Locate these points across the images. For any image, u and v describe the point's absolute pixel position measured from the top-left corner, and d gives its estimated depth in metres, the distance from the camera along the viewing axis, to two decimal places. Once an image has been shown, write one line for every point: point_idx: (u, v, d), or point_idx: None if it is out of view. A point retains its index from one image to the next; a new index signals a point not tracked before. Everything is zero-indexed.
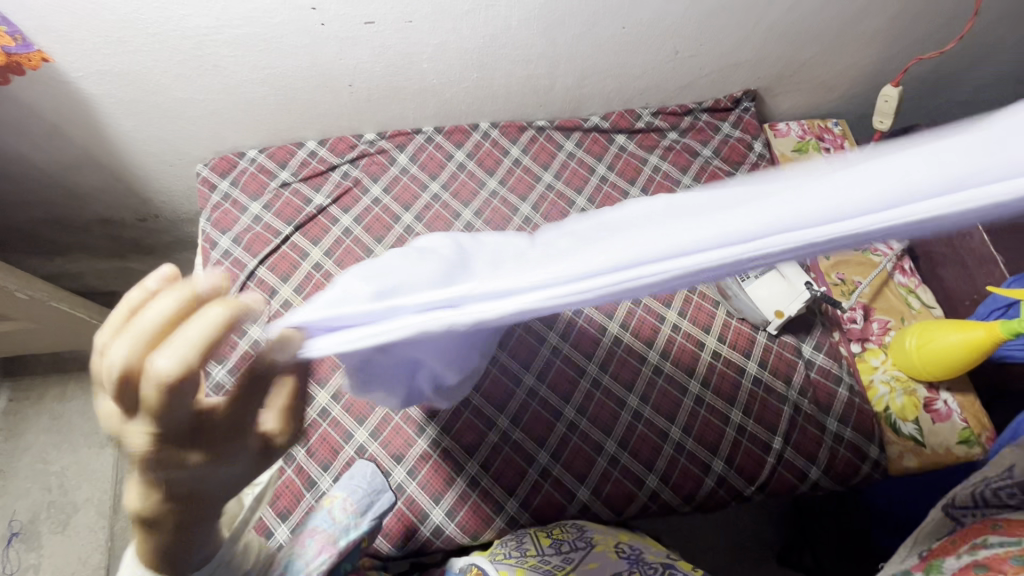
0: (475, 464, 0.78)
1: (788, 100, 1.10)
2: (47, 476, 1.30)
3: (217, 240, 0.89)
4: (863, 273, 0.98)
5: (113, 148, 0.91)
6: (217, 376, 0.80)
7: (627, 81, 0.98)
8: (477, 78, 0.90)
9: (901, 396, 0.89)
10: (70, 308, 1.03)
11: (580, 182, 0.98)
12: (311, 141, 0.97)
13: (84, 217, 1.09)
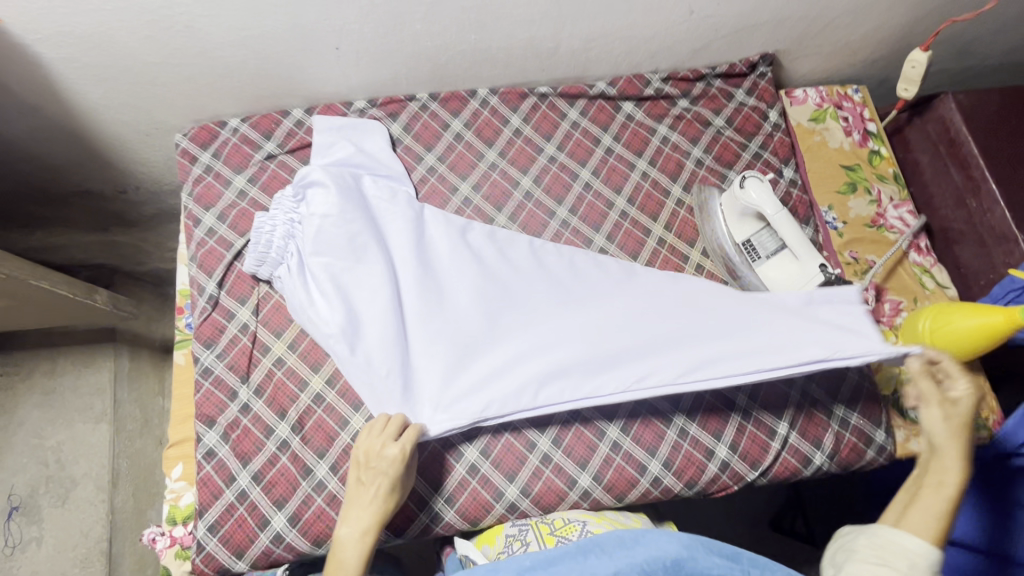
0: (475, 451, 0.77)
1: (807, 65, 1.03)
2: (43, 451, 1.29)
3: (200, 217, 0.85)
4: (876, 252, 0.94)
5: (82, 116, 0.84)
6: (207, 361, 0.78)
7: (635, 44, 0.90)
8: (475, 40, 0.83)
9: (909, 379, 0.87)
10: (51, 286, 0.99)
11: (584, 155, 0.93)
12: (297, 109, 0.90)
13: (61, 189, 1.04)
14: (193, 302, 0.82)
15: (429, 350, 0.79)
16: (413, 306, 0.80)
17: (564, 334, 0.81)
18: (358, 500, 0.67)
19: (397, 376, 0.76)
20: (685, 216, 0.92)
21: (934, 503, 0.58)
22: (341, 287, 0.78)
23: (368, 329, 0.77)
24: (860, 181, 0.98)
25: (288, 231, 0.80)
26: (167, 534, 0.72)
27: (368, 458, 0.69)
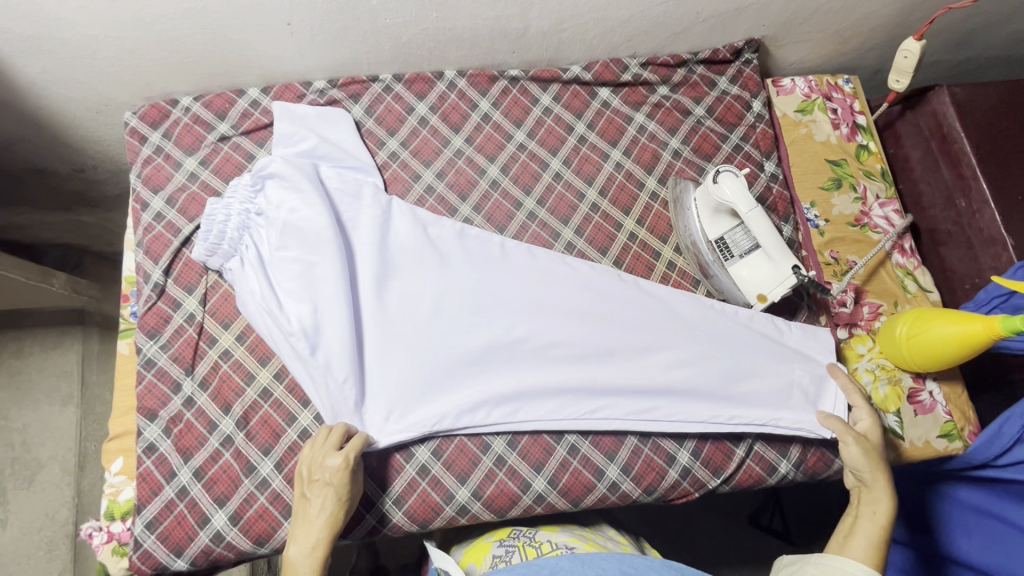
0: (426, 452, 0.75)
1: (796, 52, 0.97)
2: (9, 432, 1.27)
3: (149, 200, 0.81)
4: (858, 252, 0.90)
5: (23, 91, 0.80)
6: (150, 352, 0.75)
7: (611, 27, 0.85)
8: (437, 19, 0.78)
9: (884, 386, 0.84)
10: (1, 268, 0.96)
11: (556, 143, 0.89)
12: (253, 88, 0.86)
13: (14, 167, 1.00)
14: (139, 289, 0.79)
15: (388, 353, 0.76)
16: (374, 308, 0.77)
17: (525, 345, 0.79)
18: (309, 518, 0.65)
19: (354, 382, 0.73)
20: (659, 210, 0.88)
21: (873, 534, 0.64)
22: (296, 286, 0.74)
23: (325, 333, 0.73)
24: (845, 177, 0.93)
25: (243, 222, 0.75)
26: (104, 529, 0.70)
27: (312, 472, 0.66)
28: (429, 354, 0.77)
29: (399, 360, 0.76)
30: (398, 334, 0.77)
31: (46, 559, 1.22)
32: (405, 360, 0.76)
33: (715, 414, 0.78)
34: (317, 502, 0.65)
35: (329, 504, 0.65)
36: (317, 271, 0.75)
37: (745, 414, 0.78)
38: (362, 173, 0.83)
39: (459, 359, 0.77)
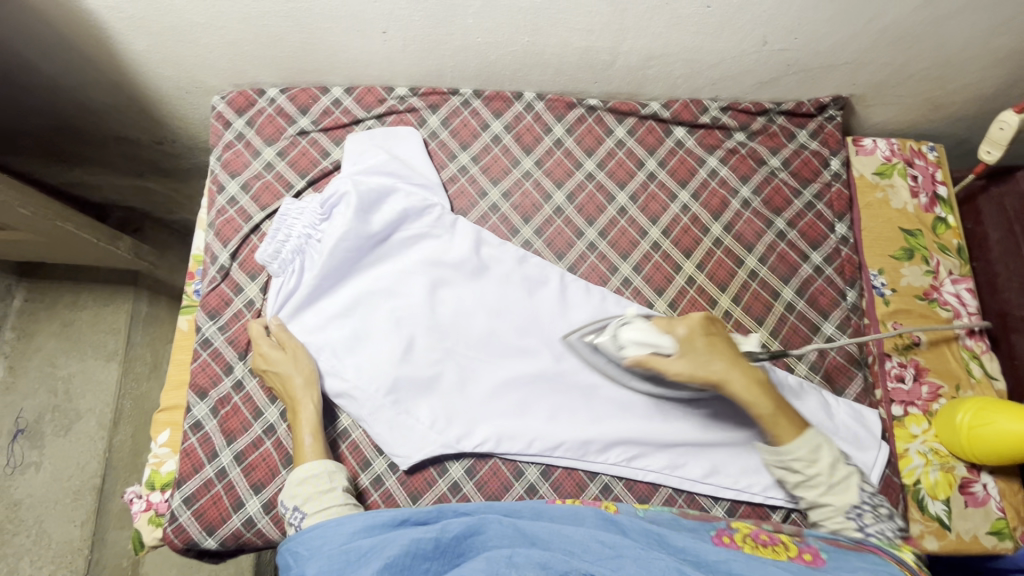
0: (460, 469, 0.75)
1: (882, 114, 0.94)
2: (54, 380, 1.32)
3: (225, 183, 0.84)
4: (923, 328, 0.87)
5: (125, 64, 0.83)
6: (208, 332, 0.77)
7: (698, 69, 0.84)
8: (527, 43, 0.78)
9: (935, 472, 0.80)
10: (76, 228, 1.01)
11: (625, 176, 0.89)
12: (337, 87, 0.87)
13: (100, 132, 1.04)
14: (205, 269, 0.81)
15: (428, 386, 0.76)
16: (414, 343, 0.78)
17: (571, 380, 0.79)
18: (297, 396, 0.72)
19: (396, 405, 0.75)
20: (721, 258, 0.87)
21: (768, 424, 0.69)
22: (341, 318, 0.77)
23: (363, 370, 0.76)
24: (919, 248, 0.90)
25: (301, 245, 0.77)
26: (143, 498, 0.72)
27: (264, 365, 0.73)
28: (477, 378, 0.78)
29: (444, 383, 0.77)
30: (449, 352, 0.78)
31: (71, 507, 1.27)
32: (453, 380, 0.77)
33: (752, 482, 0.77)
34: (288, 382, 0.72)
35: (304, 359, 0.73)
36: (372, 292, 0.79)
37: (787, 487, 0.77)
38: (429, 191, 0.85)
39: (506, 387, 0.78)
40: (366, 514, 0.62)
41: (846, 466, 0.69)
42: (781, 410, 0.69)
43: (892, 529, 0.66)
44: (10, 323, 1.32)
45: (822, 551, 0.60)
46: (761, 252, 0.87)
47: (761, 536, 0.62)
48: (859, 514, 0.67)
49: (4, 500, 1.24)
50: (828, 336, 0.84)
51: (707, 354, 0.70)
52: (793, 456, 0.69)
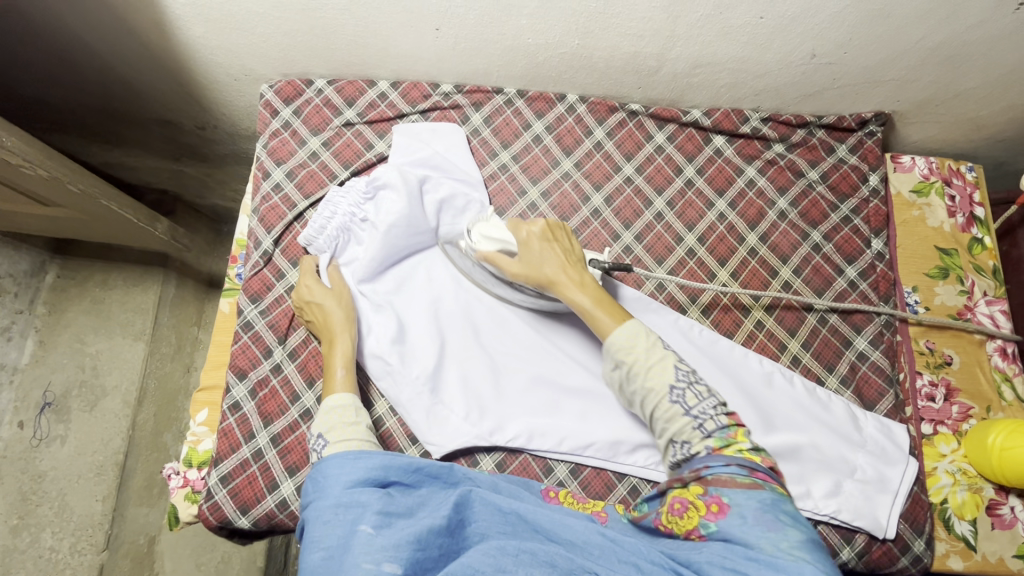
0: (490, 463, 0.76)
1: (922, 132, 0.94)
2: (82, 356, 1.34)
3: (270, 170, 0.85)
4: (956, 347, 0.87)
5: (180, 49, 0.85)
6: (249, 315, 0.79)
7: (744, 79, 0.84)
8: (576, 46, 0.79)
9: (962, 492, 0.80)
10: (119, 208, 1.03)
11: (663, 182, 0.89)
12: (383, 81, 0.89)
13: (146, 115, 1.06)
14: (248, 253, 0.83)
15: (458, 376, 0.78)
16: (445, 328, 0.80)
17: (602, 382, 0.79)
18: (333, 330, 0.73)
19: (434, 389, 0.77)
20: (755, 267, 0.87)
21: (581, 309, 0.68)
22: (382, 299, 0.79)
23: (398, 351, 0.77)
24: (954, 268, 0.90)
25: (346, 223, 0.80)
26: (181, 474, 0.74)
27: (309, 298, 0.75)
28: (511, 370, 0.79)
29: (480, 371, 0.79)
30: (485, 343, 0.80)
31: (94, 481, 1.29)
32: (488, 371, 0.79)
33: None
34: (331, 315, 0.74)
35: (345, 298, 0.75)
36: (415, 278, 0.82)
37: (816, 504, 0.76)
38: (470, 188, 0.86)
39: (538, 382, 0.79)
40: (382, 454, 0.61)
41: (665, 350, 0.64)
42: (598, 302, 0.67)
43: (713, 406, 0.60)
44: (41, 298, 1.34)
45: (726, 493, 0.55)
46: (796, 263, 0.87)
47: (672, 508, 0.59)
48: (682, 396, 0.61)
49: (28, 472, 1.26)
50: (860, 351, 0.84)
51: (542, 255, 0.71)
52: (614, 346, 0.64)
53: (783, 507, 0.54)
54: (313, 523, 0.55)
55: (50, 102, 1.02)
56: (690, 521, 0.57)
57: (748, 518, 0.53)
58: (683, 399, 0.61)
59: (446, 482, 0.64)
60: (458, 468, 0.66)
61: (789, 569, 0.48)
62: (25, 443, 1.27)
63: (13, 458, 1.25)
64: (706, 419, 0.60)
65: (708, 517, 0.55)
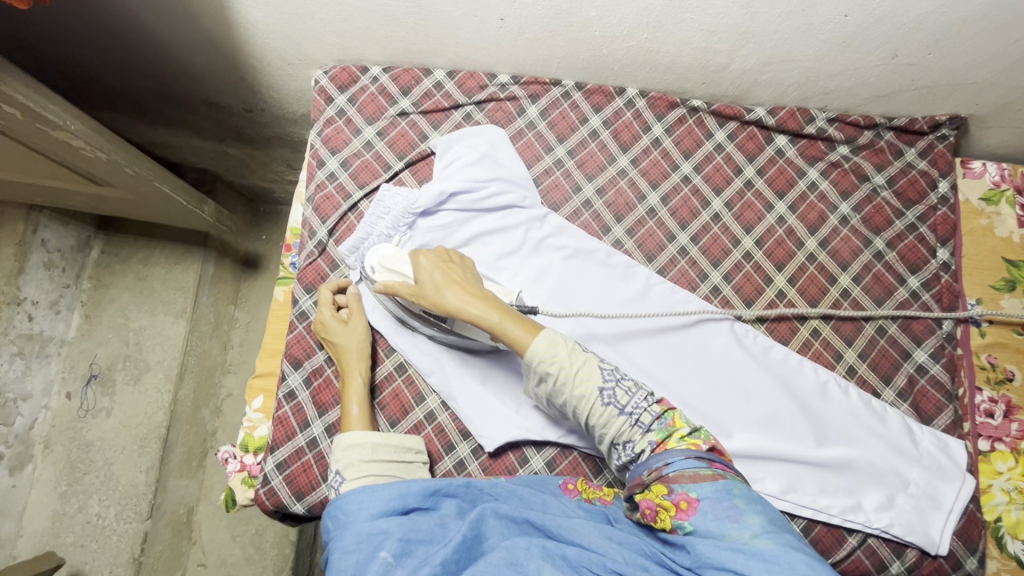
0: (540, 461, 0.76)
1: (996, 137, 0.90)
2: (126, 331, 1.38)
3: (325, 159, 0.85)
4: (1020, 363, 0.84)
5: (238, 33, 0.84)
6: (304, 305, 0.79)
7: (816, 77, 0.81)
8: (644, 40, 0.77)
9: (1018, 511, 0.79)
10: (169, 190, 1.04)
11: (721, 182, 0.87)
12: (439, 70, 0.87)
13: (196, 97, 1.06)
14: (301, 242, 0.83)
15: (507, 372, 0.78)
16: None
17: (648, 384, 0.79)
18: (349, 366, 0.74)
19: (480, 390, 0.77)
20: (813, 273, 0.85)
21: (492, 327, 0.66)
22: None
23: (445, 348, 0.78)
24: (1021, 281, 0.87)
25: (380, 245, 0.81)
26: (238, 459, 0.76)
27: (323, 331, 0.76)
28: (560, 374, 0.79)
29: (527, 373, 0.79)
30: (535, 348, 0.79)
31: (138, 453, 1.33)
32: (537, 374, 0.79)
33: (830, 503, 0.76)
34: (343, 351, 0.75)
35: (361, 333, 0.76)
36: None
37: (867, 517, 0.75)
38: (522, 184, 0.85)
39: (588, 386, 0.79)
40: (397, 483, 0.65)
41: (586, 353, 0.64)
42: (505, 316, 0.66)
43: (645, 399, 0.62)
44: (87, 273, 1.36)
45: (692, 488, 0.55)
46: (856, 271, 0.85)
47: (645, 515, 0.58)
48: (613, 396, 0.62)
49: (76, 441, 1.31)
50: (919, 364, 0.82)
51: (436, 276, 0.70)
52: (536, 358, 0.63)
53: (734, 490, 0.54)
54: (337, 554, 0.59)
55: (105, 81, 1.03)
56: (664, 524, 0.56)
57: (708, 513, 0.53)
58: (611, 399, 0.62)
59: (466, 500, 0.66)
60: (476, 483, 0.68)
61: (775, 559, 0.47)
62: (72, 413, 1.31)
63: (62, 427, 1.30)
64: (639, 414, 0.61)
65: (680, 517, 0.55)
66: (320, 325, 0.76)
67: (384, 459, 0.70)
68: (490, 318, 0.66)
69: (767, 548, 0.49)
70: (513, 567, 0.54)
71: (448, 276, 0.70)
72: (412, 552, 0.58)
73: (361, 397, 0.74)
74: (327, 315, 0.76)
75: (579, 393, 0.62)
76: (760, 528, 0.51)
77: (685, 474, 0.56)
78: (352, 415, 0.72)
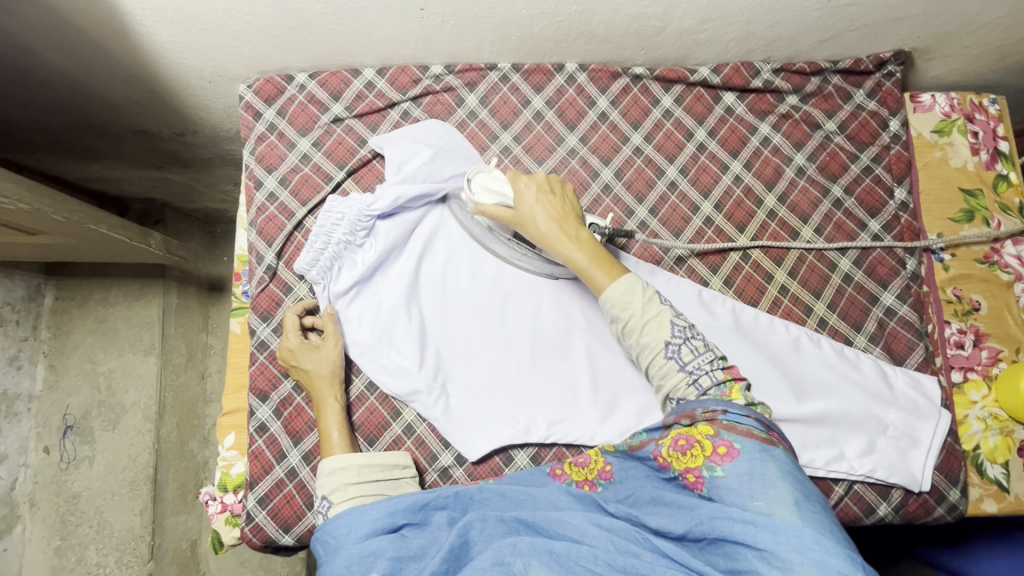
0: (525, 457, 0.76)
1: (942, 67, 0.90)
2: (96, 376, 1.33)
3: (262, 179, 0.81)
4: (985, 293, 0.85)
5: (148, 57, 0.79)
6: (262, 335, 0.77)
7: (755, 29, 0.79)
8: (575, 12, 0.74)
9: (994, 437, 0.80)
10: (108, 229, 0.99)
11: (674, 149, 0.85)
12: (369, 69, 0.83)
13: (121, 126, 1.00)
14: (251, 269, 0.80)
15: (485, 366, 0.78)
16: (470, 323, 0.79)
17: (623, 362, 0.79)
18: (322, 391, 0.73)
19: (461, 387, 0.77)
20: (776, 230, 0.84)
21: (580, 265, 0.65)
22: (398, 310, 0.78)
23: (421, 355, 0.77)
24: (980, 209, 0.86)
25: (338, 252, 0.77)
26: (218, 500, 0.74)
27: (291, 359, 0.73)
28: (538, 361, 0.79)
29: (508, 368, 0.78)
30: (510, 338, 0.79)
31: (130, 497, 1.31)
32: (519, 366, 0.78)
33: (815, 457, 0.77)
34: (314, 377, 0.73)
35: (327, 355, 0.73)
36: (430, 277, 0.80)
37: (852, 467, 0.77)
38: None
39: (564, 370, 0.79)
40: (384, 500, 0.64)
41: (661, 305, 0.63)
42: (594, 259, 0.65)
43: (709, 363, 0.60)
44: (44, 323, 1.31)
45: (737, 440, 0.55)
46: (817, 222, 0.84)
47: (677, 442, 0.59)
48: (677, 351, 0.61)
49: (63, 494, 1.29)
50: (887, 307, 0.82)
51: (535, 207, 0.68)
52: (610, 300, 0.63)
53: (770, 464, 0.53)
54: None
55: (19, 124, 0.96)
56: (694, 460, 0.57)
57: (743, 470, 0.53)
58: (672, 344, 0.61)
59: (456, 509, 0.65)
60: (464, 490, 0.67)
61: (785, 532, 0.48)
62: (53, 467, 1.28)
63: (46, 483, 1.28)
64: (701, 374, 0.60)
65: (713, 460, 0.55)
66: (288, 352, 0.73)
67: (372, 480, 0.69)
68: (578, 257, 0.66)
69: (780, 522, 0.48)
70: (500, 567, 0.53)
71: (546, 204, 0.68)
72: (404, 569, 0.57)
73: (341, 422, 0.72)
74: (296, 342, 0.73)
75: (646, 339, 0.62)
76: (787, 502, 0.50)
77: (732, 428, 0.56)
78: (333, 441, 0.71)
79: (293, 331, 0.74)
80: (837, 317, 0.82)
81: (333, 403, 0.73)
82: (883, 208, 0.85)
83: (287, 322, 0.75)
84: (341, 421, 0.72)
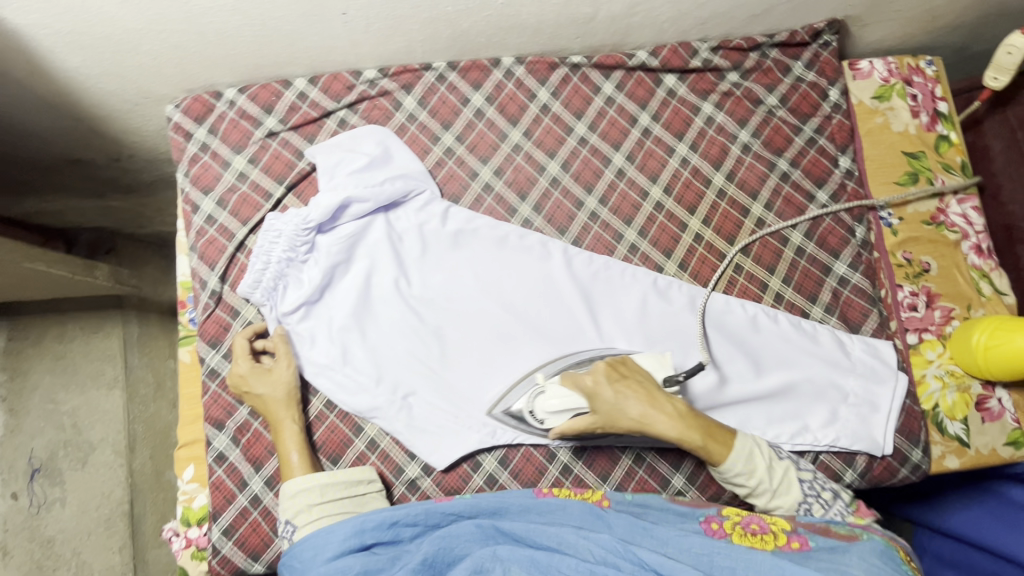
0: (493, 462, 0.75)
1: (876, 33, 0.90)
2: (59, 415, 1.29)
3: (198, 202, 0.78)
4: (934, 253, 0.86)
5: (65, 85, 0.76)
6: (212, 363, 0.75)
7: (686, 9, 0.79)
8: (502, 6, 0.72)
9: (952, 394, 0.82)
10: (48, 266, 0.96)
11: (619, 137, 0.84)
12: (300, 79, 0.81)
13: (51, 157, 0.96)
14: (195, 295, 0.78)
15: (443, 372, 0.77)
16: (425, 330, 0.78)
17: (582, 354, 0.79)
18: (278, 414, 0.71)
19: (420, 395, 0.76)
20: (726, 210, 0.84)
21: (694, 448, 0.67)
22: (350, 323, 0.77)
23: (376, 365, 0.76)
24: (923, 171, 0.87)
25: (282, 269, 0.75)
26: (182, 535, 0.73)
27: (243, 386, 0.72)
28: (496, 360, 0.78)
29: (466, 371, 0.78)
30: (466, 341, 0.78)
31: (107, 535, 1.28)
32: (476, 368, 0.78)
33: (779, 431, 0.78)
34: (268, 401, 0.71)
35: (280, 377, 0.72)
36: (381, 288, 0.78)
37: (817, 437, 0.78)
38: (418, 182, 0.80)
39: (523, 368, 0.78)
40: (352, 518, 0.62)
41: (783, 461, 0.70)
42: (708, 435, 0.67)
43: (842, 509, 0.68)
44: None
45: (811, 539, 0.60)
46: (766, 197, 0.84)
47: (749, 525, 0.62)
48: (809, 507, 0.68)
49: (37, 539, 1.26)
50: (840, 276, 0.83)
51: (616, 402, 0.68)
52: (732, 471, 0.67)
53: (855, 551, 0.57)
54: None
55: None
56: (766, 540, 0.59)
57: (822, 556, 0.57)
58: (801, 499, 0.68)
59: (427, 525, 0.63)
60: (435, 505, 0.64)
61: None
62: (24, 512, 1.26)
63: (17, 530, 1.26)
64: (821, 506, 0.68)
65: (789, 545, 0.59)
66: (239, 379, 0.72)
67: (338, 499, 0.68)
68: (693, 439, 0.67)
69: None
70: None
71: (634, 394, 0.68)
72: None
73: (301, 442, 0.71)
74: (247, 368, 0.72)
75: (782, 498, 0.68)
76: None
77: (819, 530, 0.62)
78: (293, 463, 0.70)
79: (243, 358, 0.72)
80: (792, 291, 0.82)
81: (291, 424, 0.71)
82: (828, 178, 0.85)
83: (236, 348, 0.74)
84: (300, 442, 0.71)
